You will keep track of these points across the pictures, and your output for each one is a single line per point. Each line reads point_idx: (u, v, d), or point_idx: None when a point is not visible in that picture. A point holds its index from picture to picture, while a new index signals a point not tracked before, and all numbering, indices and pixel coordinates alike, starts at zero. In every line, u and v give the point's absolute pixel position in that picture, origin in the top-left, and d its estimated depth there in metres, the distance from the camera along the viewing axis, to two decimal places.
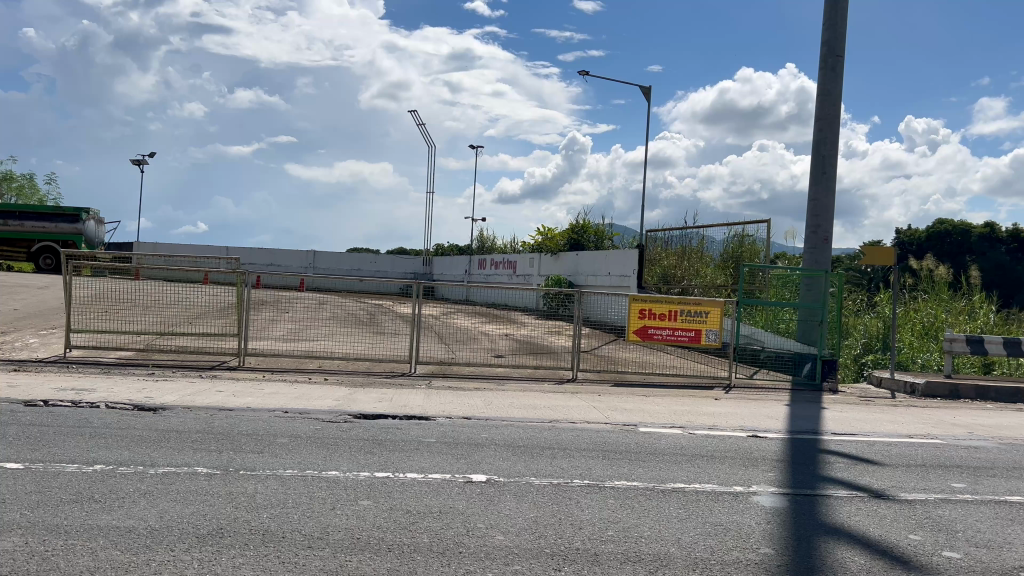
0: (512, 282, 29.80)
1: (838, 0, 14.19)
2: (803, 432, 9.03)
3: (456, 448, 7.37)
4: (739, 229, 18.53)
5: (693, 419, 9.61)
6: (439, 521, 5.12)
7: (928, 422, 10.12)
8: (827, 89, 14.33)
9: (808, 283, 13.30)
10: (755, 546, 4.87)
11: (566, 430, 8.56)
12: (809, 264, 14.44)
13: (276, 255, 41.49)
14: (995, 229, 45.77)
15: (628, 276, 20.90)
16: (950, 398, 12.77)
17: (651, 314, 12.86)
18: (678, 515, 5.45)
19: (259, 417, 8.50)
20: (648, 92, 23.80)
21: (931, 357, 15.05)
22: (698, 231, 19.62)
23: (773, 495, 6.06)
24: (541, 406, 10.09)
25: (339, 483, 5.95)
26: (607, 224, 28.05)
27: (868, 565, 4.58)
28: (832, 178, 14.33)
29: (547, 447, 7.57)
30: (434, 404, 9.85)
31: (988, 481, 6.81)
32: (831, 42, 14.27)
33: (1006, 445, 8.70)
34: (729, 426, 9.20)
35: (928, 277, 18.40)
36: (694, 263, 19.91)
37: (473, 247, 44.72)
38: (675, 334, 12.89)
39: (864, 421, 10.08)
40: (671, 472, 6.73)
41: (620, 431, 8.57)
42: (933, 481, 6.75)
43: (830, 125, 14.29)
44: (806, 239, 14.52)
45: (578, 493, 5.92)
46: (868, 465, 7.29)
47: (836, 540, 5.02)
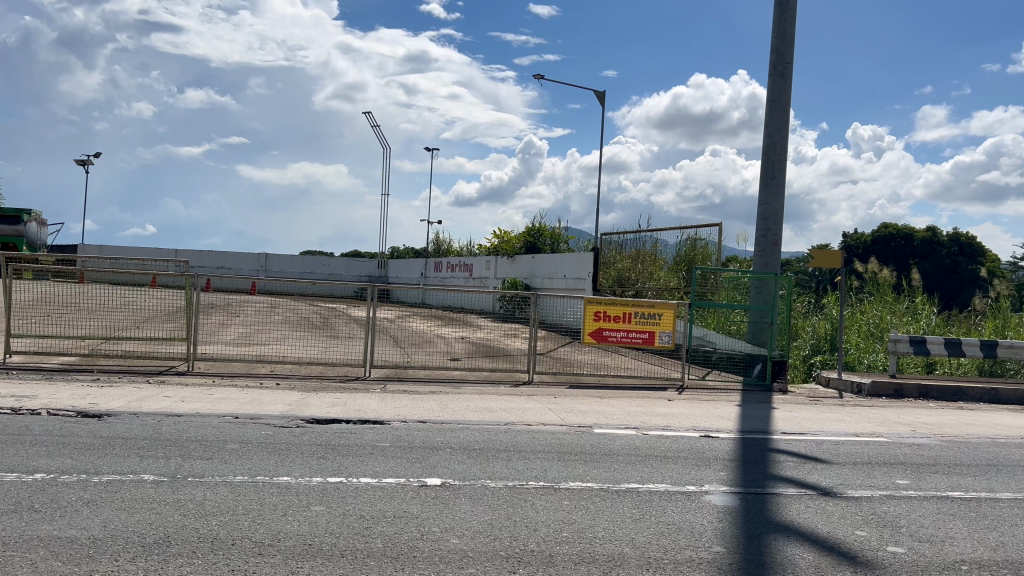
0: (468, 284, 29.78)
1: (787, 7, 14.48)
2: (753, 432, 9.19)
3: (411, 452, 7.31)
4: (691, 233, 18.82)
5: (647, 420, 9.71)
6: (393, 525, 5.08)
7: (874, 421, 10.36)
8: (776, 95, 14.60)
9: (757, 286, 13.69)
10: (707, 544, 4.93)
11: (521, 432, 8.59)
12: (759, 268, 14.69)
13: (227, 258, 40.86)
14: (936, 233, 46.83)
15: (584, 278, 21.02)
16: (895, 397, 13.11)
17: (606, 317, 12.97)
18: (632, 515, 5.49)
19: (209, 423, 8.34)
20: (603, 96, 23.97)
21: (877, 359, 15.45)
22: (652, 234, 19.90)
23: (724, 494, 6.15)
24: (496, 409, 10.07)
25: (291, 489, 5.86)
26: (561, 227, 28.39)
27: (816, 562, 4.67)
28: (781, 183, 14.62)
29: (502, 449, 7.57)
30: (389, 408, 9.76)
31: (930, 477, 7.00)
32: (780, 49, 14.56)
33: (947, 442, 8.96)
34: (682, 426, 9.32)
35: (874, 279, 18.83)
36: (648, 266, 20.15)
37: (429, 250, 44.56)
38: (630, 335, 13.02)
39: (813, 420, 10.29)
40: (625, 473, 6.77)
41: (575, 433, 8.62)
42: (878, 478, 6.92)
43: (779, 131, 14.58)
44: (757, 242, 14.77)
45: (533, 495, 5.93)
46: (816, 464, 7.43)
47: (785, 537, 5.12)
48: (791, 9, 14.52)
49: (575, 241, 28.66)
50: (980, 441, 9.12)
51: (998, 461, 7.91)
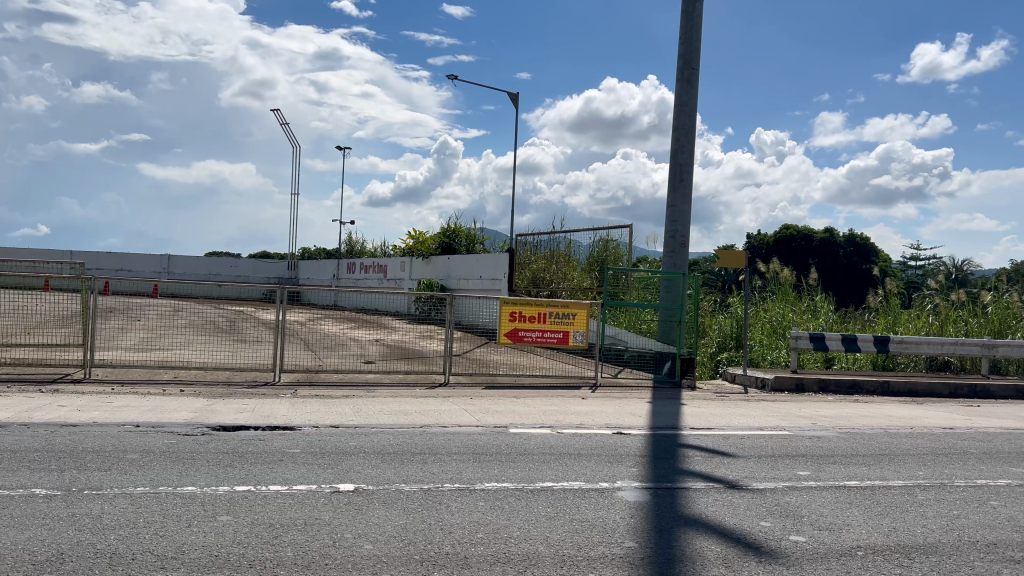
0: (382, 286, 29.39)
1: (693, 15, 14.90)
2: (663, 428, 9.41)
3: (323, 457, 7.16)
4: (604, 234, 19.12)
5: (561, 419, 9.80)
6: (304, 533, 4.97)
7: (777, 415, 10.76)
8: (684, 100, 15.00)
9: (667, 285, 14.08)
10: (619, 540, 5.02)
11: (437, 434, 8.52)
12: (668, 268, 15.06)
13: (127, 259, 39.16)
14: (834, 233, 49.09)
15: (499, 280, 21.08)
16: (796, 391, 13.66)
17: (521, 317, 13.04)
18: (546, 514, 5.53)
19: (107, 432, 7.96)
20: (515, 98, 24.10)
21: (779, 355, 16.08)
22: (566, 235, 20.12)
23: (636, 490, 6.27)
24: (411, 412, 9.99)
25: (196, 499, 5.65)
26: (477, 228, 28.40)
27: (723, 553, 4.82)
28: (688, 186, 15.04)
29: (417, 452, 7.51)
30: (300, 414, 9.53)
31: (828, 468, 7.33)
32: (687, 55, 14.96)
33: (844, 434, 9.39)
34: (596, 424, 9.45)
35: (776, 278, 19.56)
36: (561, 267, 20.35)
37: (342, 251, 43.82)
38: (545, 335, 13.14)
39: (720, 415, 10.60)
40: (539, 472, 6.83)
41: (490, 434, 8.62)
42: (781, 470, 7.20)
43: (686, 134, 14.98)
44: (665, 243, 15.13)
45: (448, 497, 5.89)
46: (723, 458, 7.67)
47: (694, 530, 5.26)
48: (696, 18, 14.97)
49: (490, 241, 28.72)
50: (874, 433, 9.59)
51: (889, 451, 8.36)
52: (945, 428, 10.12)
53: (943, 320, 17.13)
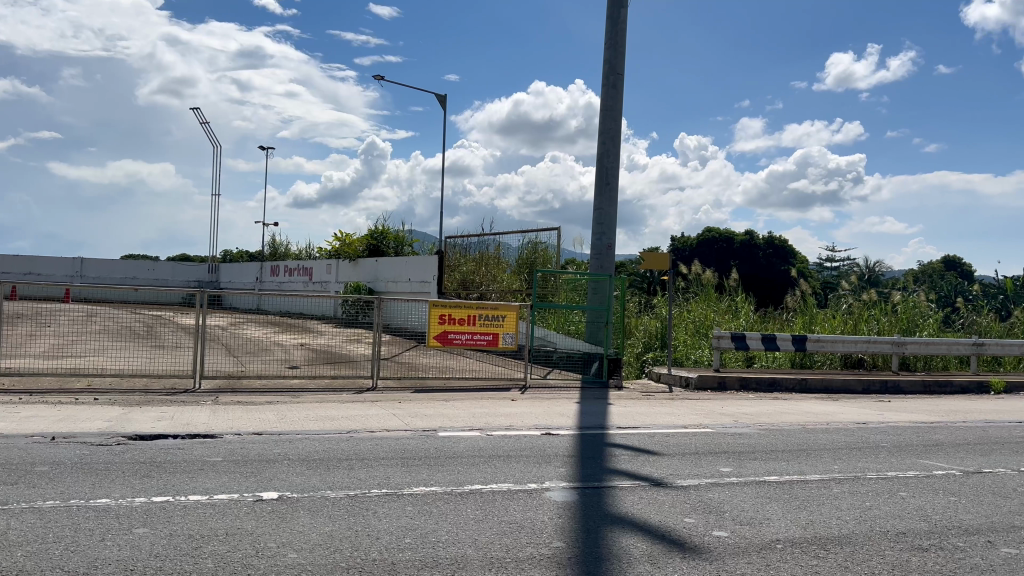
0: (308, 290, 28.84)
1: (618, 21, 15.15)
2: (591, 428, 9.51)
3: (246, 466, 6.98)
4: (533, 237, 19.37)
5: (490, 421, 9.80)
6: (225, 544, 4.83)
7: (701, 413, 11.01)
8: (609, 105, 15.21)
9: (594, 288, 14.31)
10: (547, 540, 5.04)
11: (364, 440, 8.41)
12: (595, 270, 15.24)
13: (36, 263, 37.42)
14: (754, 236, 50.61)
15: (428, 282, 20.96)
16: (719, 389, 14.00)
17: (451, 319, 12.99)
18: (474, 517, 5.52)
19: (15, 444, 7.58)
20: (444, 100, 24.02)
21: (702, 353, 16.48)
22: (494, 237, 20.34)
23: (564, 490, 6.32)
24: (337, 417, 9.83)
25: (110, 511, 5.43)
26: (405, 230, 28.23)
27: (649, 550, 4.90)
28: (615, 189, 15.25)
29: (343, 458, 7.39)
30: (222, 421, 9.26)
31: (749, 464, 7.53)
32: (612, 61, 15.20)
33: (764, 430, 9.66)
34: (525, 426, 9.49)
35: (698, 280, 20.04)
36: (490, 270, 20.41)
37: (266, 253, 42.92)
38: (474, 337, 13.13)
39: (646, 414, 10.78)
40: (468, 475, 6.82)
41: (419, 438, 8.56)
42: (705, 467, 7.37)
43: (612, 138, 15.20)
44: (592, 245, 15.31)
45: (375, 503, 5.82)
46: (648, 456, 7.80)
47: (620, 529, 5.33)
48: (621, 24, 15.21)
49: (419, 244, 28.62)
50: (792, 428, 9.91)
51: (807, 446, 8.65)
52: (858, 423, 10.52)
53: (857, 319, 17.85)
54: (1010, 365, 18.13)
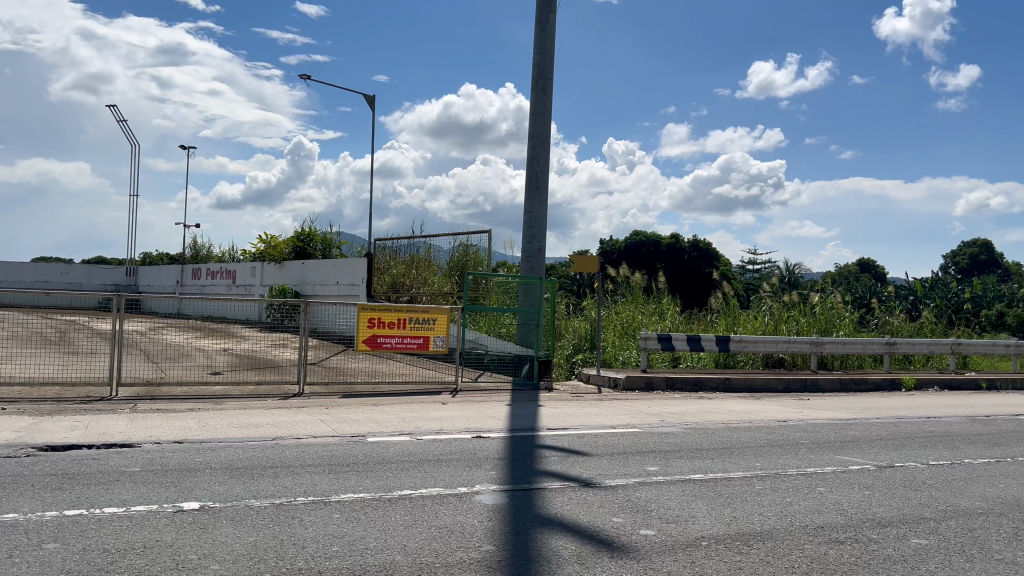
0: (231, 293, 28.09)
1: (547, 26, 15.27)
2: (521, 430, 9.54)
3: (165, 475, 6.74)
4: (464, 239, 19.34)
5: (419, 425, 9.73)
6: (143, 557, 4.66)
7: (629, 414, 11.16)
8: (539, 109, 15.30)
9: (525, 289, 14.29)
10: (477, 544, 5.02)
11: (290, 447, 8.23)
12: (526, 272, 15.30)
13: None
14: (679, 240, 51.76)
15: (357, 285, 20.71)
16: (646, 389, 14.24)
17: (380, 323, 12.83)
18: (404, 522, 5.47)
19: None
20: (372, 100, 23.80)
21: (630, 354, 16.77)
22: (425, 240, 20.16)
23: (494, 493, 6.32)
24: (263, 424, 9.59)
25: (18, 527, 5.16)
26: (333, 233, 27.79)
27: (578, 551, 4.93)
28: (544, 193, 15.35)
29: (268, 466, 7.21)
30: (140, 430, 8.93)
31: (675, 463, 7.67)
32: (541, 65, 15.31)
33: (690, 429, 9.86)
34: (455, 429, 9.46)
35: (626, 282, 20.35)
36: (422, 272, 20.26)
37: (187, 256, 41.64)
38: (404, 340, 12.99)
39: (576, 415, 10.88)
40: (397, 480, 6.74)
41: (348, 444, 8.42)
42: (632, 466, 7.48)
43: (541, 142, 15.30)
44: (523, 248, 15.37)
45: (301, 511, 5.70)
46: (577, 456, 7.87)
47: (550, 531, 5.35)
48: (550, 29, 15.33)
49: (347, 246, 28.23)
50: (716, 427, 10.16)
51: (731, 444, 8.87)
52: (779, 420, 10.85)
53: (777, 320, 18.42)
54: (919, 363, 18.99)
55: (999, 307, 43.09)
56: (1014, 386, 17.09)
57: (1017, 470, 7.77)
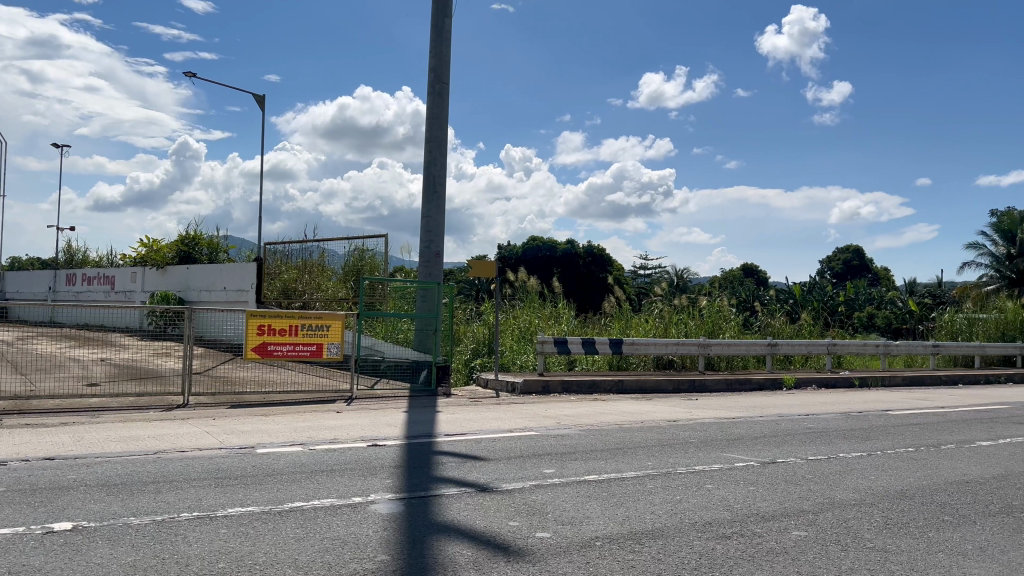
0: (109, 300, 26.60)
1: (443, 30, 15.23)
2: (418, 437, 9.44)
3: (33, 495, 6.29)
4: (359, 244, 19.04)
5: (312, 435, 9.48)
6: None
7: (526, 417, 11.24)
8: (435, 113, 15.24)
9: (423, 294, 14.34)
10: (372, 554, 4.93)
11: (174, 460, 7.85)
12: (423, 277, 15.19)
13: None
14: (575, 245, 52.70)
15: (246, 290, 20.05)
16: (543, 393, 14.35)
17: (270, 330, 12.43)
18: (295, 535, 5.30)
19: None
20: (262, 100, 23.09)
21: (528, 359, 17.04)
22: (318, 244, 19.58)
23: (389, 502, 6.22)
24: (144, 437, 9.12)
25: None
26: (219, 237, 26.75)
27: (474, 556, 4.91)
28: (442, 197, 15.29)
29: (150, 481, 6.85)
30: (6, 447, 8.31)
31: (570, 464, 7.77)
32: (437, 69, 15.25)
33: (585, 431, 10.03)
34: (349, 438, 9.27)
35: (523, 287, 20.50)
36: (315, 277, 19.80)
37: (60, 261, 39.15)
38: (296, 348, 12.64)
39: (473, 420, 10.86)
40: (289, 492, 6.53)
41: (235, 456, 8.11)
42: (529, 469, 7.52)
43: (438, 147, 15.23)
44: (420, 253, 15.24)
45: (185, 527, 5.44)
46: (474, 462, 7.85)
47: (447, 537, 5.30)
48: (446, 33, 15.30)
49: (235, 250, 27.29)
50: (611, 428, 10.37)
51: (624, 445, 9.06)
52: (670, 420, 11.17)
53: (668, 322, 19.00)
54: (798, 363, 20.02)
55: (869, 309, 46.02)
56: (882, 384, 18.27)
57: (886, 462, 8.28)
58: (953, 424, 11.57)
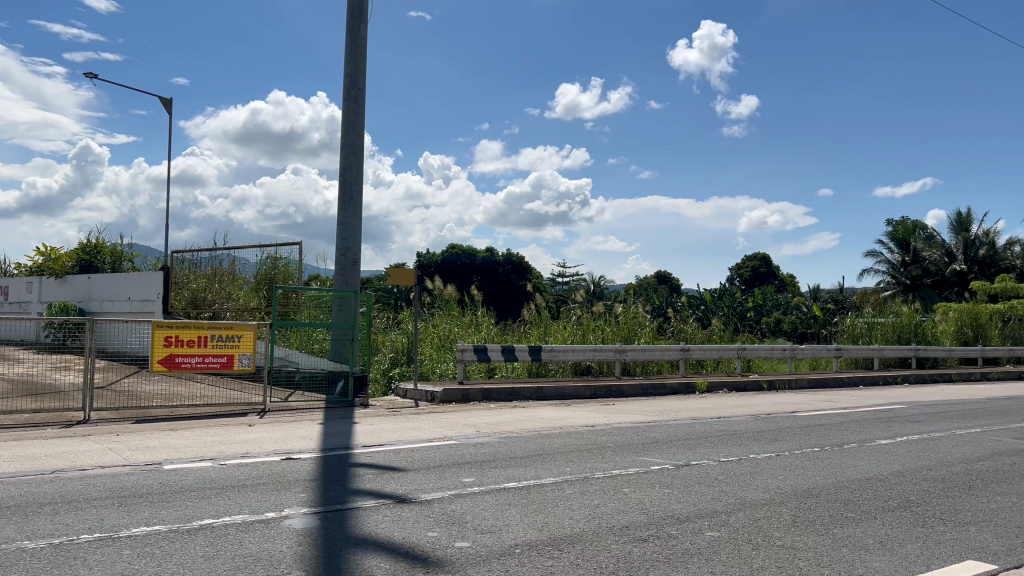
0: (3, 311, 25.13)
1: (358, 35, 15.07)
2: (334, 449, 9.25)
3: None
4: (271, 251, 18.68)
5: (223, 449, 9.17)
6: None
7: (445, 426, 11.18)
8: (351, 119, 15.04)
9: (339, 304, 14.04)
10: (285, 571, 4.79)
11: (74, 480, 7.46)
12: (340, 286, 14.93)
13: None
14: (493, 253, 52.86)
15: (152, 300, 19.31)
16: (463, 401, 14.30)
17: (178, 341, 11.98)
18: (205, 554, 5.10)
19: None
20: (169, 105, 22.31)
21: (447, 367, 16.93)
22: (228, 252, 19.19)
23: (305, 516, 6.06)
24: (41, 456, 8.62)
25: None
26: (122, 245, 25.69)
27: (392, 568, 4.84)
28: (358, 205, 15.08)
29: (47, 502, 6.48)
30: None
31: (489, 473, 7.75)
32: (353, 75, 15.07)
33: (505, 438, 10.04)
34: (262, 452, 9.01)
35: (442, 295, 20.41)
36: (226, 286, 19.22)
37: None
38: (205, 360, 12.21)
39: (391, 431, 10.72)
40: (198, 509, 6.29)
41: (141, 473, 7.76)
42: (448, 479, 7.47)
43: (354, 153, 15.04)
44: (337, 261, 14.98)
45: (85, 550, 5.16)
46: (392, 473, 7.74)
47: (364, 550, 5.21)
48: (361, 39, 15.14)
49: (140, 259, 26.24)
50: (530, 435, 10.41)
51: (543, 451, 9.11)
52: (588, 426, 11.30)
53: (586, 329, 19.24)
54: (710, 367, 20.59)
55: (776, 315, 47.80)
56: (789, 386, 18.98)
57: (793, 462, 8.59)
58: (855, 424, 12.11)
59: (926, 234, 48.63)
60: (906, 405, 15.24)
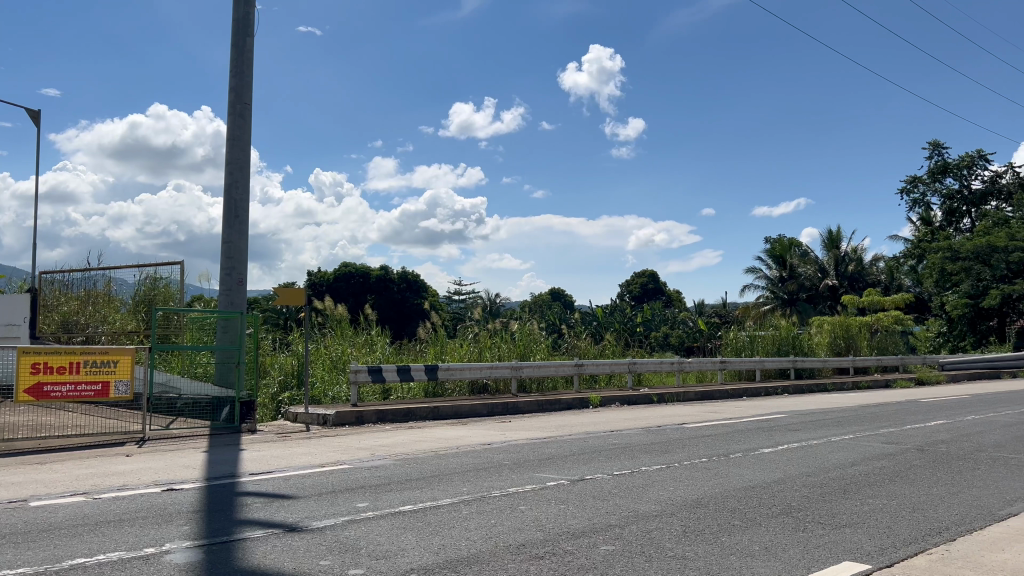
0: None
1: (244, 49, 14.66)
2: (219, 477, 8.85)
3: None
4: (150, 271, 17.59)
5: (96, 482, 8.62)
6: None
7: (337, 450, 10.89)
8: (236, 134, 14.57)
9: (224, 326, 13.49)
10: None
11: None
12: (225, 307, 14.38)
13: None
14: (387, 271, 52.31)
15: (16, 325, 17.87)
16: (356, 423, 13.99)
17: (46, 369, 11.16)
18: None
19: None
20: (37, 117, 21.00)
21: (340, 390, 16.57)
22: (103, 272, 17.94)
23: (187, 550, 5.76)
24: None
25: None
26: None
27: None
28: (244, 223, 14.59)
29: None
30: None
31: (383, 497, 7.59)
32: (238, 89, 14.63)
33: (399, 460, 9.87)
34: (141, 483, 8.52)
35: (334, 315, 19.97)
36: (100, 308, 18.18)
37: None
38: (78, 388, 11.42)
39: (281, 457, 10.36)
40: (69, 548, 5.87)
41: (3, 512, 7.18)
42: (341, 505, 7.26)
43: (240, 169, 14.56)
44: (221, 281, 14.42)
45: None
46: (282, 501, 7.47)
47: None
48: (247, 53, 14.73)
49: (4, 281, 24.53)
50: (425, 456, 10.28)
51: (438, 471, 9.01)
52: (484, 444, 11.27)
53: (481, 347, 19.24)
54: (603, 382, 21.00)
55: (663, 329, 49.38)
56: (678, 399, 19.59)
57: (683, 473, 8.85)
58: (740, 433, 12.60)
59: (801, 251, 51.58)
60: (787, 414, 16.01)
